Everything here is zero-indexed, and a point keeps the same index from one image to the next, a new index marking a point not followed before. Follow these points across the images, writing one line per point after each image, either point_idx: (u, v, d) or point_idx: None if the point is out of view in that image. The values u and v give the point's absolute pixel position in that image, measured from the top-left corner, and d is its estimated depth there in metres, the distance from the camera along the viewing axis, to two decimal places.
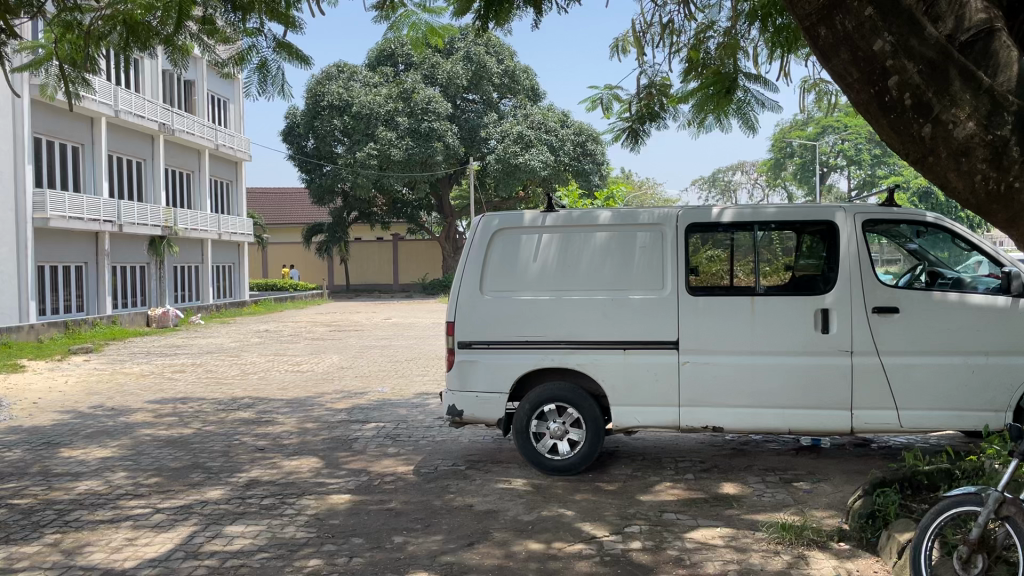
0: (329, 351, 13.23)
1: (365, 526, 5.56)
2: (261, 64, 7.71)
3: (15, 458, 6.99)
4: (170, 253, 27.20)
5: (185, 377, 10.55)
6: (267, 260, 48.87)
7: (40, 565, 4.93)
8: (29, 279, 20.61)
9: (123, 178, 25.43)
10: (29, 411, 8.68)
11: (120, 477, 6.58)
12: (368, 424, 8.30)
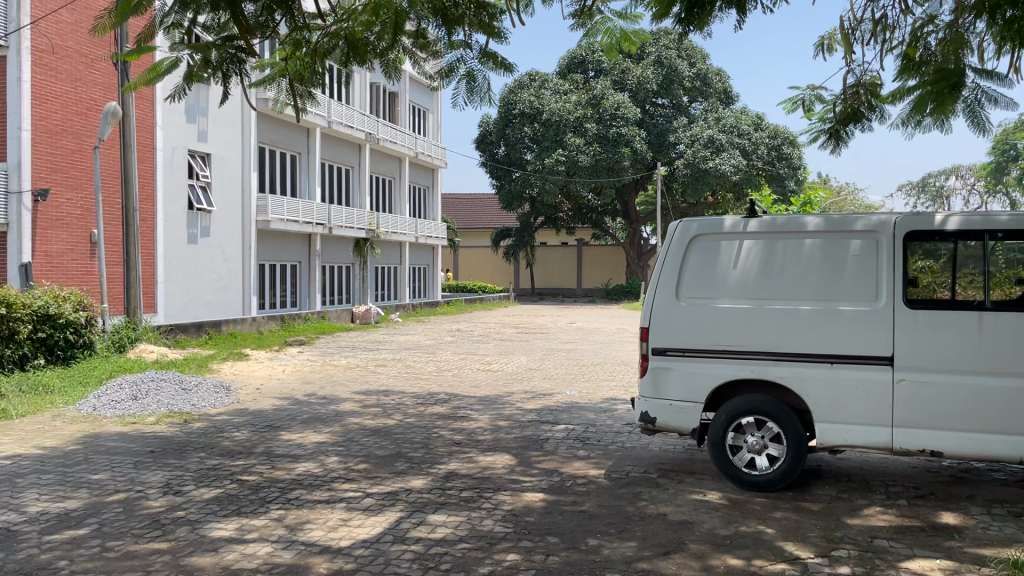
0: (520, 352, 13.55)
1: (561, 527, 5.65)
2: (467, 76, 8.16)
3: (244, 437, 7.72)
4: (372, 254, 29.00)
5: (385, 371, 11.22)
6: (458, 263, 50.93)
7: (268, 537, 5.40)
8: (252, 276, 22.60)
9: (333, 183, 27.36)
10: (253, 395, 9.57)
11: (333, 461, 7.10)
12: (558, 426, 8.43)
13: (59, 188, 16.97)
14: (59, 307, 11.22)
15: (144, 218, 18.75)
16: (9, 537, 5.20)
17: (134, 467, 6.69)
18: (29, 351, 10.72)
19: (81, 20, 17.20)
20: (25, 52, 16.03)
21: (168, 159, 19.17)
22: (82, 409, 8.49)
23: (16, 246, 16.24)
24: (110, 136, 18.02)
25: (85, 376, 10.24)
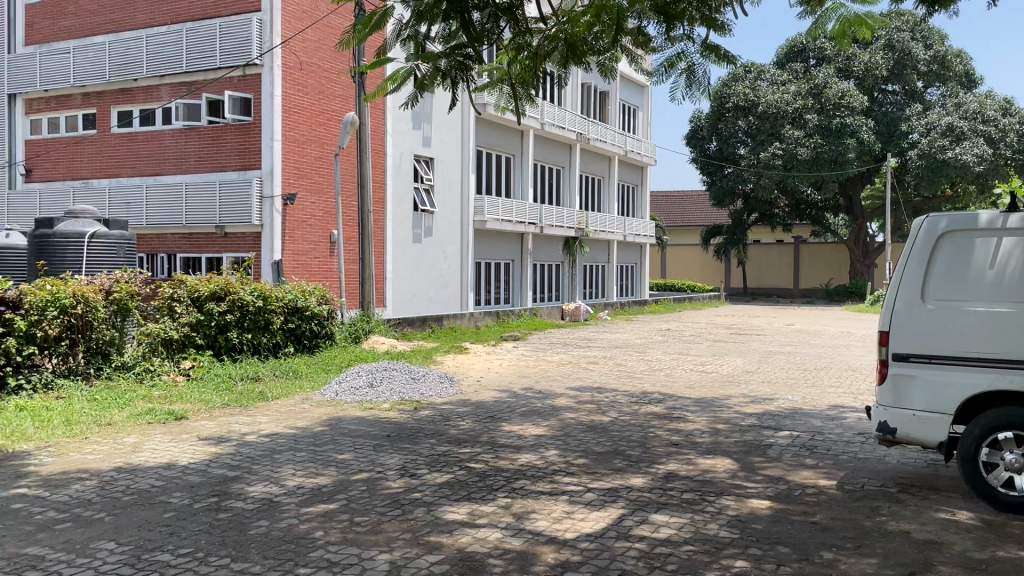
0: (736, 354, 13.15)
1: (791, 537, 5.42)
2: (688, 70, 7.94)
3: (468, 426, 8.11)
4: (582, 253, 29.38)
5: (597, 368, 11.33)
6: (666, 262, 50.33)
7: (497, 524, 5.61)
8: (469, 274, 23.62)
9: (545, 182, 27.96)
10: (474, 387, 10.03)
11: (553, 454, 7.26)
12: (781, 432, 8.09)
13: (304, 192, 18.68)
14: (306, 300, 12.36)
15: (375, 219, 20.13)
16: (273, 506, 5.79)
17: (374, 449, 7.22)
18: (281, 339, 11.90)
19: (322, 38, 19.04)
20: (278, 69, 17.79)
21: (396, 164, 20.54)
22: (326, 393, 9.30)
23: (268, 245, 17.94)
24: (348, 144, 19.60)
25: (327, 364, 11.21)
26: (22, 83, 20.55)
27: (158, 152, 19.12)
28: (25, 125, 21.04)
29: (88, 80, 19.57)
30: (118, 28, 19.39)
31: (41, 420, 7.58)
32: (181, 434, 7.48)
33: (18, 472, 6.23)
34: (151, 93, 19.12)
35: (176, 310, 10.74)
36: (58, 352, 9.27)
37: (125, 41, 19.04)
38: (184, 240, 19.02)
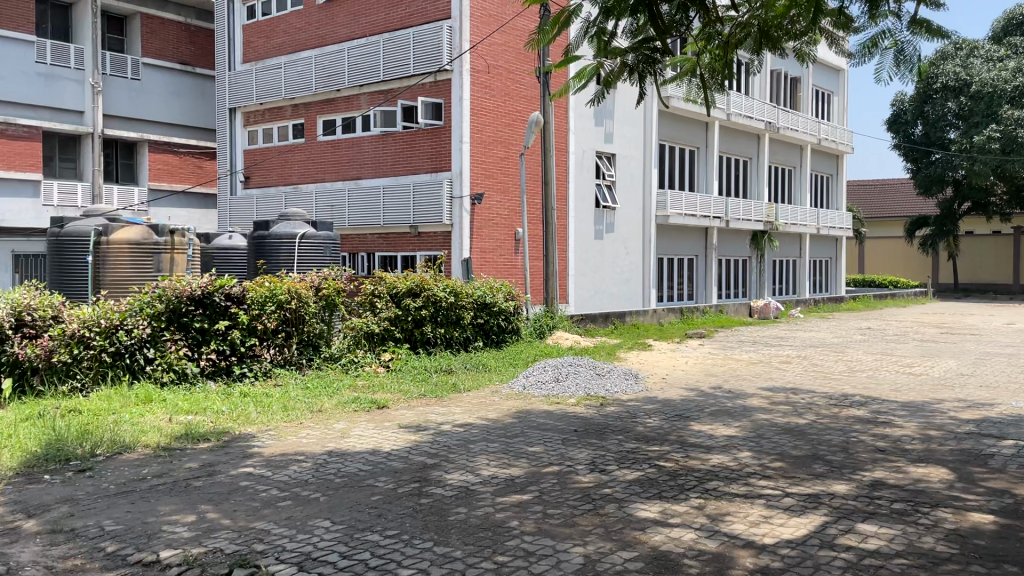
0: (948, 355, 12.12)
1: (1021, 556, 4.92)
2: (895, 50, 7.07)
3: (657, 424, 8.02)
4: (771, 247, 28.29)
5: (791, 367, 10.86)
6: (865, 256, 47.38)
7: (691, 524, 5.51)
8: (652, 270, 23.39)
9: (731, 175, 27.15)
10: (661, 384, 9.92)
11: (747, 456, 7.03)
12: (1004, 441, 7.38)
13: (491, 192, 19.24)
14: (494, 296, 12.74)
15: (559, 216, 20.35)
16: (470, 495, 6.02)
17: (563, 443, 7.31)
18: (471, 333, 12.34)
19: (509, 41, 19.50)
20: (467, 73, 18.41)
21: (579, 161, 20.68)
22: (515, 387, 9.55)
23: (458, 243, 18.65)
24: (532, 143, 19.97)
25: (515, 358, 11.49)
26: (241, 99, 22.66)
27: (358, 157, 20.40)
28: (242, 136, 23.15)
29: (297, 92, 21.22)
30: (321, 42, 20.90)
31: (263, 406, 8.33)
32: (384, 422, 7.94)
33: (245, 452, 6.87)
34: (352, 102, 20.43)
35: (376, 305, 11.40)
36: (275, 343, 10.13)
37: (329, 55, 20.46)
38: (381, 239, 20.19)
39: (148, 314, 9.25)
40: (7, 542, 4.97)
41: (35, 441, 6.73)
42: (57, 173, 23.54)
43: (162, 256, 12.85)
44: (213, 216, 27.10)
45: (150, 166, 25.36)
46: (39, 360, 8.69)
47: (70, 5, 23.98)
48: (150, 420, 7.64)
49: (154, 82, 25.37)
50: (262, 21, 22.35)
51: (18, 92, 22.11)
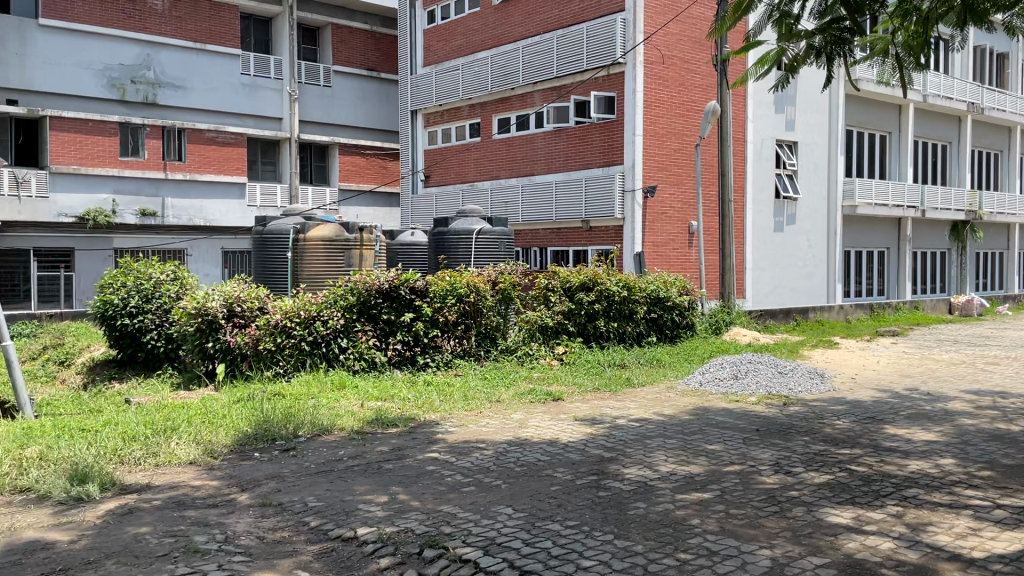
0: None
1: None
2: None
3: (846, 426, 7.60)
4: (975, 238, 26.09)
5: (1002, 370, 9.94)
6: None
7: (888, 533, 5.18)
8: (837, 263, 22.20)
9: (929, 162, 25.26)
10: (849, 384, 9.39)
11: (951, 463, 6.52)
12: None
13: (665, 184, 18.95)
14: (668, 290, 12.54)
15: (736, 208, 19.71)
16: (649, 490, 5.97)
17: (744, 443, 7.10)
18: (644, 328, 12.23)
19: (684, 30, 19.11)
20: (640, 65, 18.22)
21: (758, 150, 19.92)
22: (691, 383, 9.38)
23: (630, 237, 18.53)
24: (709, 133, 19.45)
25: (691, 354, 11.29)
26: (422, 101, 23.74)
27: (532, 154, 20.76)
28: (424, 137, 24.32)
29: (473, 92, 21.90)
30: (497, 42, 21.38)
31: (445, 394, 8.69)
32: (560, 414, 8.04)
33: (430, 438, 7.18)
34: (526, 100, 20.86)
35: (550, 299, 11.56)
36: (455, 334, 10.51)
37: (505, 54, 20.93)
38: (554, 234, 20.45)
39: (341, 306, 9.94)
40: (225, 512, 5.47)
41: (247, 422, 7.38)
42: (260, 175, 25.65)
43: (353, 252, 13.81)
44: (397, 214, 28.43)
45: (340, 168, 26.90)
46: (248, 347, 9.54)
47: (270, 19, 25.96)
48: (344, 405, 8.17)
49: (344, 88, 26.96)
50: (442, 26, 23.20)
51: (226, 102, 24.35)
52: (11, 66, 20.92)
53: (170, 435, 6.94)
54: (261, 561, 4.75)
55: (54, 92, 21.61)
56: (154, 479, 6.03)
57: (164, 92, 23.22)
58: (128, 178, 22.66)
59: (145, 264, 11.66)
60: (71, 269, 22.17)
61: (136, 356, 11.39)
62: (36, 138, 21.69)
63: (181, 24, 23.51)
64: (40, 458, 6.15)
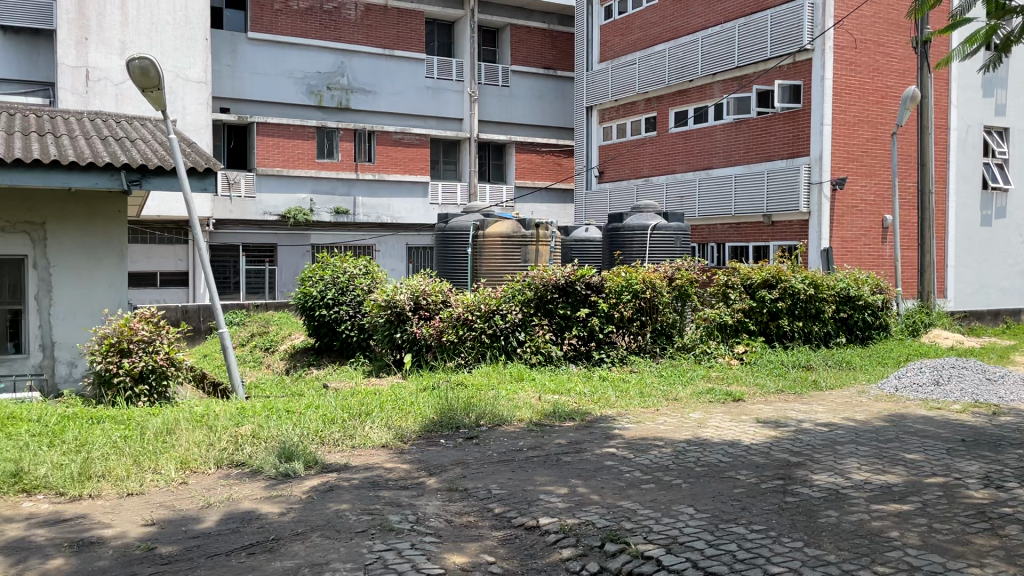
0: None
1: None
2: None
3: None
4: None
5: None
6: None
7: None
8: None
9: None
10: None
11: None
12: None
13: (855, 176, 17.91)
14: (859, 289, 11.86)
15: (937, 201, 18.27)
16: (841, 498, 5.67)
17: (947, 453, 6.59)
18: (832, 328, 11.61)
19: (879, 12, 17.93)
20: (830, 51, 17.30)
21: (962, 138, 18.41)
22: (885, 388, 8.82)
23: (816, 232, 17.64)
24: (907, 120, 18.17)
25: (884, 356, 10.61)
26: (598, 97, 23.85)
27: (710, 147, 20.25)
28: (599, 132, 24.39)
29: (651, 86, 21.72)
30: (676, 34, 21.01)
31: (621, 390, 8.67)
32: (741, 415, 7.81)
33: (608, 433, 7.19)
34: (705, 92, 20.43)
35: (729, 296, 11.26)
36: (630, 330, 10.48)
37: (683, 46, 20.58)
38: (733, 229, 19.85)
39: (519, 300, 10.21)
40: (415, 494, 5.75)
41: (431, 410, 7.70)
42: (442, 174, 26.71)
43: (529, 248, 14.05)
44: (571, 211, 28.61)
45: (517, 165, 27.38)
46: (432, 339, 9.99)
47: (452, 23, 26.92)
48: (522, 397, 8.34)
49: (521, 87, 27.52)
50: (619, 20, 23.11)
51: (409, 104, 25.53)
52: (225, 77, 22.96)
53: (364, 419, 7.38)
54: (450, 543, 4.95)
55: (261, 100, 23.49)
56: (351, 460, 6.44)
57: (356, 98, 24.72)
58: (324, 179, 24.30)
59: (340, 259, 12.45)
60: (274, 264, 23.94)
61: (332, 344, 12.21)
62: (245, 143, 23.71)
63: (371, 32, 24.88)
64: (253, 436, 6.72)
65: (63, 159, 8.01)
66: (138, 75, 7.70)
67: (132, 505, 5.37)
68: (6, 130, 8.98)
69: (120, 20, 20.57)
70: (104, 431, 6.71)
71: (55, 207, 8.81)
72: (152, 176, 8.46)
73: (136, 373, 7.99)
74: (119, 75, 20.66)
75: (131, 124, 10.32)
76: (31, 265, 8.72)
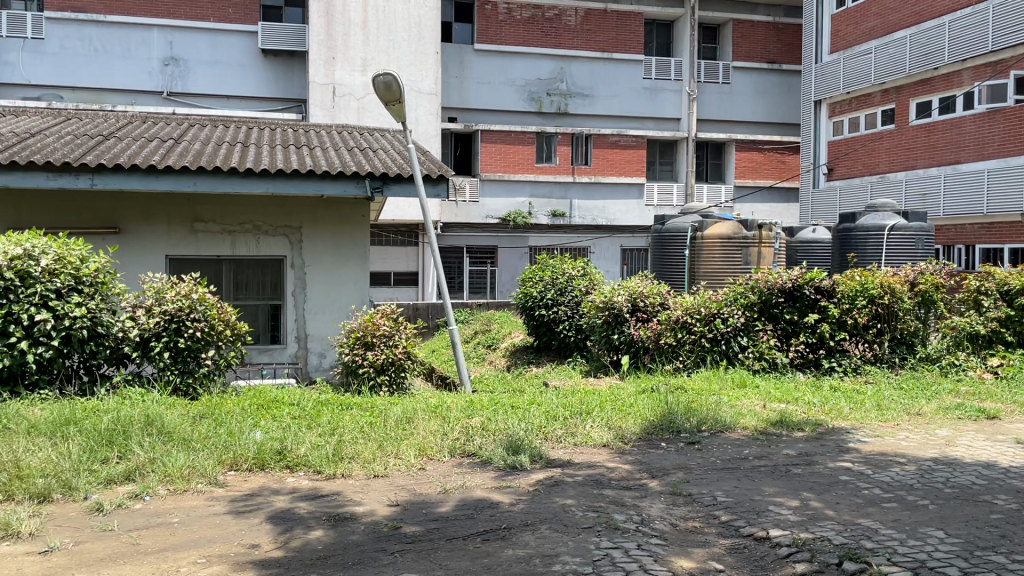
0: None
1: None
2: None
3: None
4: None
5: None
6: None
7: None
8: None
9: None
10: None
11: None
12: None
13: None
14: None
15: None
16: None
17: None
18: None
19: None
20: None
21: None
22: None
23: None
24: None
25: None
26: (828, 90, 22.64)
27: (958, 140, 18.55)
28: (828, 127, 23.12)
29: (889, 77, 20.27)
30: (919, 19, 19.42)
31: (855, 402, 8.18)
32: (998, 435, 7.08)
33: (842, 446, 6.81)
34: (952, 80, 18.73)
35: (982, 304, 10.16)
36: (865, 338, 9.88)
37: (928, 32, 19.02)
38: (985, 229, 18.26)
39: (741, 304, 9.98)
40: (639, 496, 5.76)
41: (652, 412, 7.69)
42: (658, 175, 26.55)
43: (751, 250, 13.69)
44: (795, 210, 27.29)
45: (737, 164, 26.58)
46: (650, 341, 10.10)
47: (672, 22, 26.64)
48: (746, 404, 8.12)
49: (743, 84, 26.65)
50: (852, 8, 21.74)
51: (625, 106, 25.58)
52: (453, 88, 24.23)
53: (585, 417, 7.51)
54: (676, 547, 4.91)
55: (484, 108, 24.55)
56: (574, 457, 6.60)
57: (574, 102, 25.15)
58: (542, 183, 24.95)
59: (560, 260, 12.71)
60: (495, 266, 25.08)
61: (551, 344, 12.53)
62: (470, 150, 24.92)
63: (591, 37, 25.22)
64: (483, 428, 7.07)
65: (318, 168, 8.83)
66: (382, 90, 8.34)
67: (378, 486, 5.83)
68: (269, 144, 10.07)
69: (363, 39, 22.30)
70: (352, 416, 7.35)
71: (309, 213, 9.75)
72: (392, 183, 9.14)
73: (377, 364, 8.67)
74: (361, 90, 22.37)
75: (373, 135, 11.22)
76: (290, 265, 9.73)
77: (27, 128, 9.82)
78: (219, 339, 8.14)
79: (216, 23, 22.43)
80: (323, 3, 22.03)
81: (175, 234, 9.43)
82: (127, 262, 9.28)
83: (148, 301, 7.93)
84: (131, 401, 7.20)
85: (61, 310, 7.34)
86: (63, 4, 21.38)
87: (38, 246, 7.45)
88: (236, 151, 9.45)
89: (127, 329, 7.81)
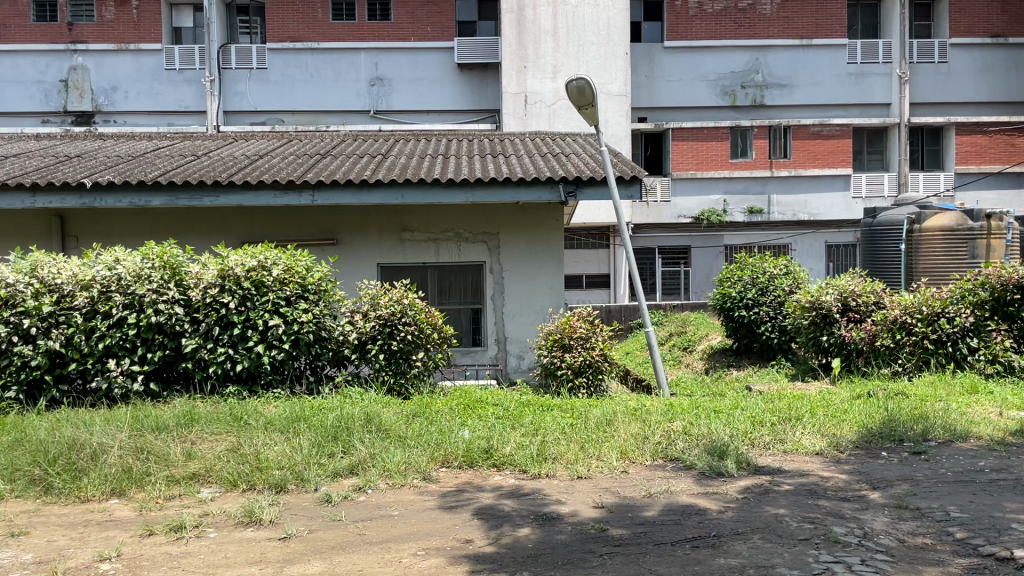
0: None
1: None
2: None
3: None
4: None
5: None
6: None
7: None
8: None
9: None
10: None
11: None
12: None
13: None
14: None
15: None
16: None
17: None
18: None
19: None
20: None
21: None
22: None
23: None
24: None
25: None
26: None
27: None
28: None
29: None
30: None
31: None
32: None
33: None
34: None
35: None
36: None
37: None
38: None
39: (970, 302, 9.14)
40: (860, 508, 5.40)
41: (870, 419, 7.20)
42: (866, 165, 24.82)
43: (978, 243, 12.43)
44: None
45: (957, 149, 24.28)
46: (864, 343, 9.52)
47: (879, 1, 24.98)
48: (979, 412, 7.40)
49: (963, 61, 24.38)
50: None
51: (827, 94, 24.21)
52: (643, 87, 24.05)
53: (795, 423, 7.17)
54: (905, 564, 4.54)
55: (674, 106, 24.15)
56: (783, 464, 6.31)
57: (771, 93, 24.14)
58: (737, 179, 24.14)
59: (760, 259, 12.20)
60: (689, 266, 24.74)
61: (752, 346, 12.09)
62: (661, 149, 24.59)
63: (789, 24, 24.09)
64: (686, 432, 6.92)
65: (513, 176, 9.06)
66: (575, 95, 8.42)
67: (583, 487, 5.87)
68: (467, 154, 10.49)
69: (552, 45, 22.64)
70: (554, 417, 7.48)
71: (505, 218, 10.03)
72: (585, 187, 9.20)
73: (575, 366, 8.76)
74: (552, 96, 22.71)
75: (565, 140, 11.36)
76: (489, 270, 10.07)
77: (256, 151, 10.84)
78: (427, 342, 8.59)
79: (416, 42, 23.68)
80: (514, 14, 22.65)
81: (385, 243, 10.03)
82: (343, 270, 10.01)
83: (364, 306, 8.51)
84: (351, 399, 7.74)
85: (290, 315, 8.04)
86: (283, 35, 23.46)
87: (270, 257, 8.18)
88: (438, 162, 9.91)
89: (346, 332, 8.43)
